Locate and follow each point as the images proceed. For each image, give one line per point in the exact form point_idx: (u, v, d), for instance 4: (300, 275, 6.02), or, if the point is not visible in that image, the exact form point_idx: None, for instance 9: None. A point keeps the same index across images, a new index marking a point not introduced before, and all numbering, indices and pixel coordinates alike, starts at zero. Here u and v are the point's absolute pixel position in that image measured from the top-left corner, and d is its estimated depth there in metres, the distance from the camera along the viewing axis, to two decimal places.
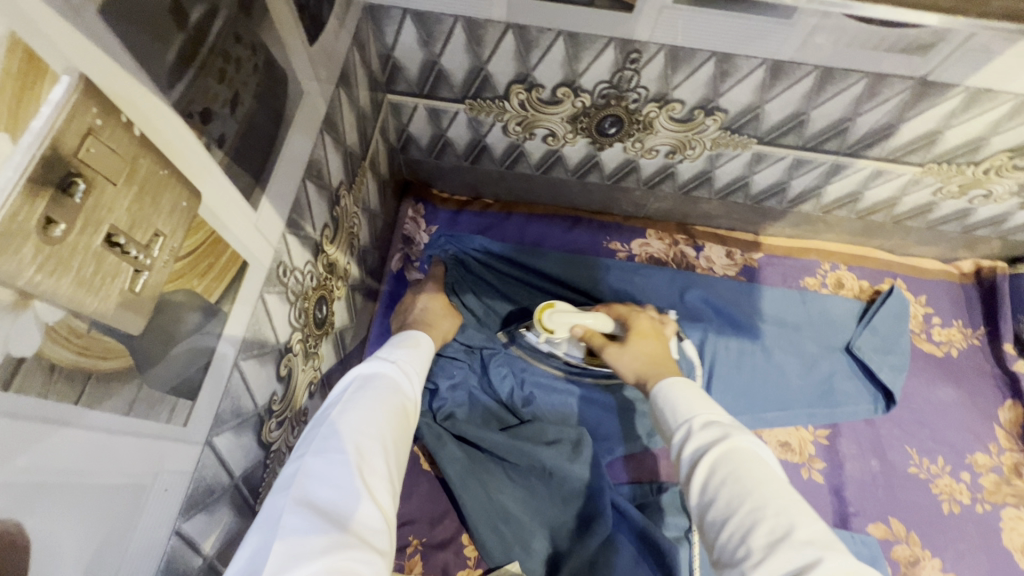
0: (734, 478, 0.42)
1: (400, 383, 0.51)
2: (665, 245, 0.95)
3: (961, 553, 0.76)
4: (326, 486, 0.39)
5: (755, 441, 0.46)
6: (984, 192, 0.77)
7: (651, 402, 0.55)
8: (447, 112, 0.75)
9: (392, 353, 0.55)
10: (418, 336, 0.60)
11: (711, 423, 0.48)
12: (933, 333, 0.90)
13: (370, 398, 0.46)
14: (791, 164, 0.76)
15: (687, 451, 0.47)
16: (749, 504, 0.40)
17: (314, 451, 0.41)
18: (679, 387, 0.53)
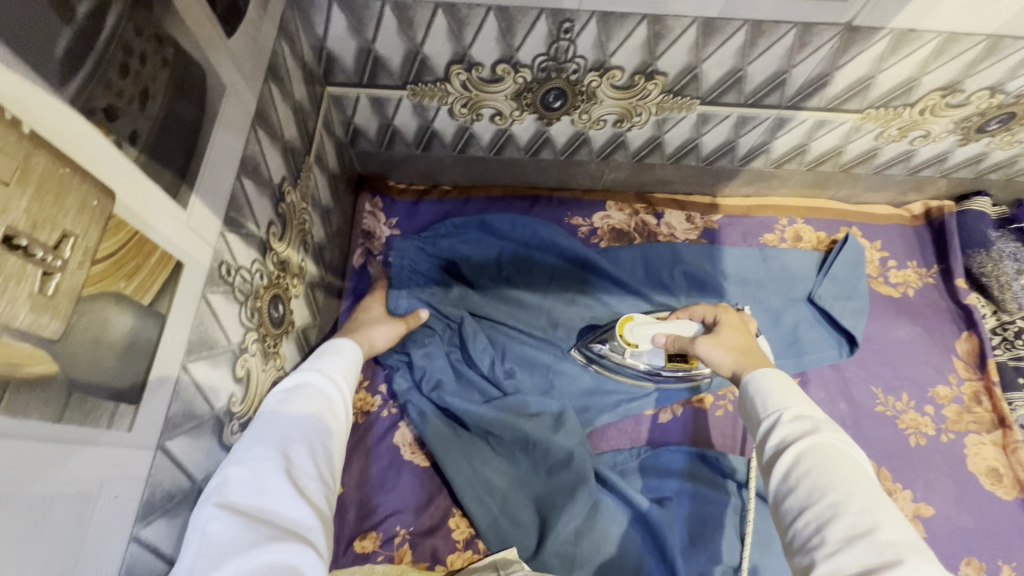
0: (820, 471, 0.43)
1: (326, 389, 0.52)
2: (626, 216, 0.96)
3: (931, 482, 0.79)
4: (251, 494, 0.41)
5: (850, 442, 0.46)
6: (923, 133, 0.79)
7: (739, 390, 0.55)
8: (391, 100, 0.74)
9: (318, 361, 0.56)
10: (343, 341, 0.59)
11: (801, 417, 0.48)
12: (889, 276, 0.93)
13: (289, 409, 0.48)
14: (736, 122, 0.77)
15: (775, 436, 0.48)
16: (828, 498, 0.41)
17: (237, 463, 0.43)
18: (774, 376, 0.53)
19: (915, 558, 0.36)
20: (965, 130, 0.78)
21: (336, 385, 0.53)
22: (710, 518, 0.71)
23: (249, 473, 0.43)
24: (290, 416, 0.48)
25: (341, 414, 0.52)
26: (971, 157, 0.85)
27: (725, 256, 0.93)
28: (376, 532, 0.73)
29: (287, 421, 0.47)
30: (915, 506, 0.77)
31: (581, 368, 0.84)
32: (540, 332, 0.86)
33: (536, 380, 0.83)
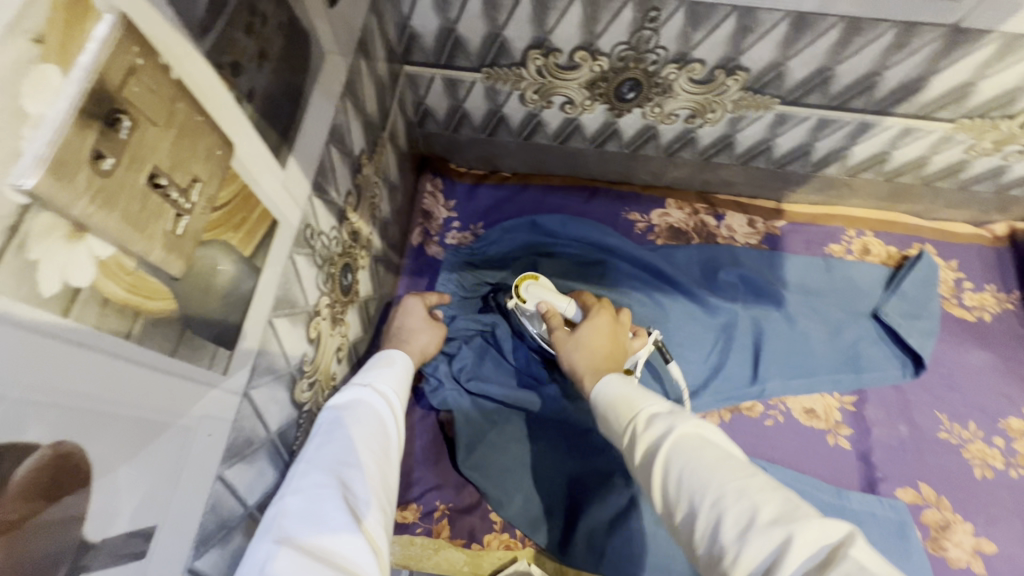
0: (684, 470, 0.41)
1: (379, 407, 0.52)
2: (685, 215, 0.94)
3: (995, 517, 0.75)
4: (311, 524, 0.41)
5: (697, 421, 0.44)
6: (1019, 148, 0.74)
7: (593, 407, 0.53)
8: (464, 82, 0.75)
9: (367, 375, 0.56)
10: (394, 355, 0.60)
11: (651, 417, 0.46)
12: (964, 298, 0.88)
13: (343, 433, 0.48)
14: (815, 124, 0.74)
15: (637, 449, 0.45)
16: (704, 496, 0.39)
17: (297, 488, 0.43)
18: (614, 384, 0.51)
19: (800, 530, 0.34)
20: None
21: (388, 405, 0.53)
22: None
23: (308, 501, 0.42)
24: (348, 439, 0.47)
25: (393, 433, 0.51)
26: None
27: (786, 264, 0.91)
28: (416, 505, 0.75)
29: (345, 445, 0.46)
30: (975, 541, 0.73)
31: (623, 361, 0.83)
32: None
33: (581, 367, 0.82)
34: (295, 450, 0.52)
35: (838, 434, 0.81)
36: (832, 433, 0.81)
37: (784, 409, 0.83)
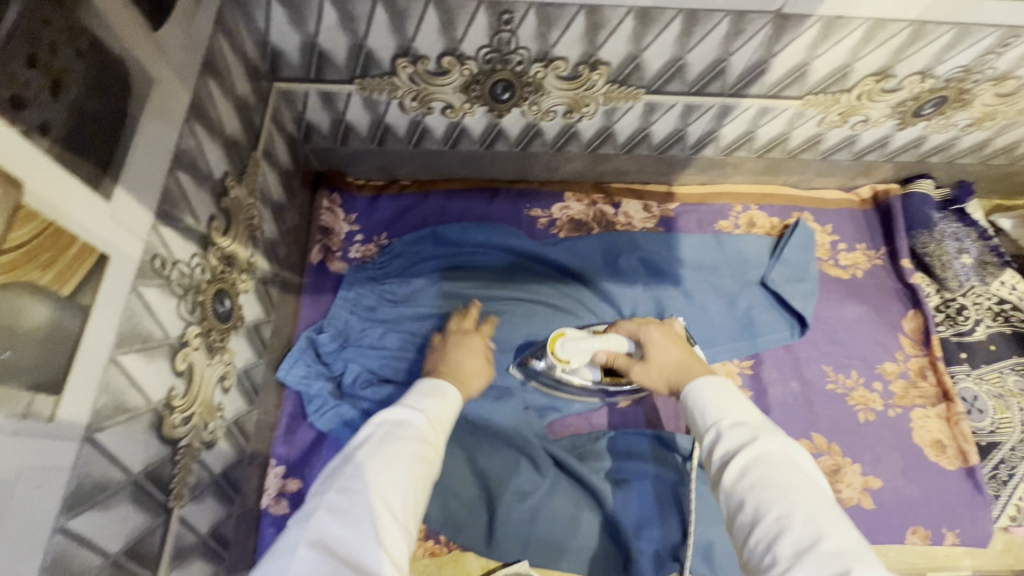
0: (761, 482, 0.46)
1: (427, 433, 0.55)
2: (584, 207, 0.97)
3: (879, 455, 0.82)
4: (339, 532, 0.44)
5: (784, 442, 0.49)
6: (863, 118, 0.82)
7: (682, 403, 0.59)
8: (340, 95, 0.75)
9: (422, 403, 0.59)
10: (444, 385, 0.63)
11: (740, 424, 0.51)
12: (839, 258, 0.96)
13: (388, 448, 0.51)
14: (682, 111, 0.79)
15: (719, 450, 0.51)
16: (771, 506, 0.44)
17: (333, 498, 0.46)
18: (709, 385, 0.57)
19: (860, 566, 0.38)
20: (903, 114, 0.81)
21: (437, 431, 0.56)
22: (660, 498, 0.76)
23: (342, 511, 0.45)
24: (393, 456, 0.50)
25: (433, 455, 0.54)
26: (912, 140, 0.88)
27: (681, 244, 0.95)
28: None
29: (383, 463, 0.49)
30: (863, 479, 0.80)
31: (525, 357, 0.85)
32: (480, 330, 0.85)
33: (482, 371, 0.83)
34: (174, 489, 0.50)
35: None
36: None
37: None
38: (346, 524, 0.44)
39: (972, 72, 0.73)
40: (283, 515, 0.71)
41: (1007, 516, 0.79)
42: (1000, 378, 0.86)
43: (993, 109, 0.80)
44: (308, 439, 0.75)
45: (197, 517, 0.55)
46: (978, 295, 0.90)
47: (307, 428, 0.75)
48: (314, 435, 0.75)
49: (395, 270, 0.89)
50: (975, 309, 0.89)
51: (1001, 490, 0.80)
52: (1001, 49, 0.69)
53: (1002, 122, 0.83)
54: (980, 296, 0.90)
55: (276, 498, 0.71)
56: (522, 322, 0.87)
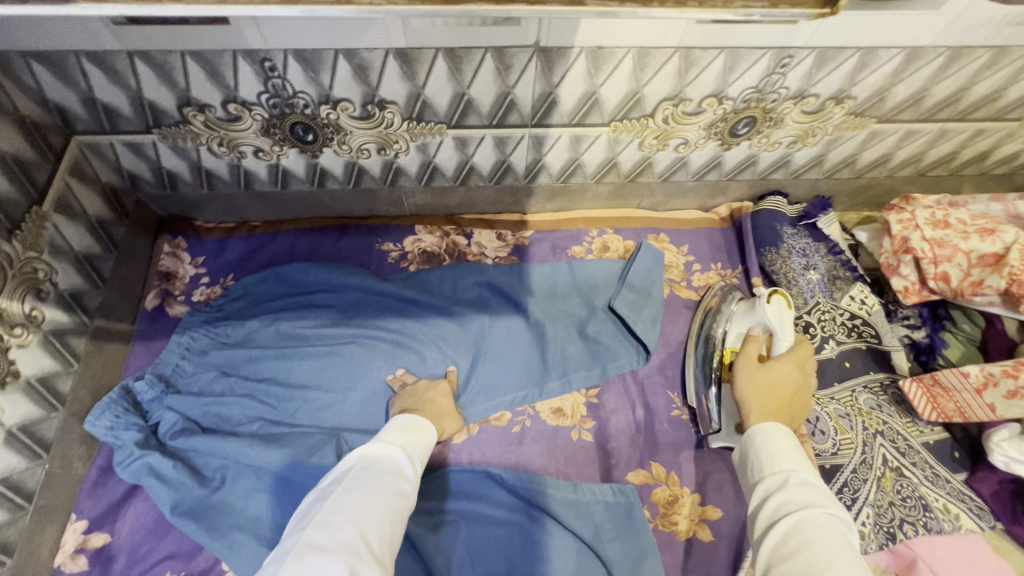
0: (812, 543, 0.47)
1: (401, 470, 0.64)
2: (436, 239, 0.97)
3: (720, 483, 0.79)
4: (320, 556, 0.52)
5: (844, 520, 0.50)
6: (682, 140, 0.82)
7: (743, 440, 0.60)
8: (146, 144, 0.76)
9: (399, 438, 0.69)
10: (421, 421, 0.73)
11: (806, 484, 0.53)
12: (692, 280, 0.94)
13: (369, 484, 0.60)
14: (494, 143, 0.79)
15: (777, 499, 0.52)
16: (823, 568, 0.45)
17: (315, 527, 0.55)
18: (778, 434, 0.58)
19: None
20: (720, 135, 0.81)
21: (411, 468, 0.66)
22: (488, 539, 0.74)
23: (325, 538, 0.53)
24: (373, 492, 0.60)
25: (406, 492, 0.63)
26: (743, 159, 0.87)
27: (531, 272, 0.94)
28: None
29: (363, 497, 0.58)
30: (701, 509, 0.78)
31: (361, 396, 0.84)
32: (317, 369, 0.84)
33: (314, 412, 0.82)
34: None
35: (582, 428, 0.83)
36: (576, 429, 0.84)
37: (533, 412, 0.85)
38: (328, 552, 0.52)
39: (765, 92, 0.73)
40: (78, 572, 0.69)
41: None
42: (852, 399, 0.84)
43: (808, 125, 0.80)
44: (117, 492, 0.74)
45: None
46: (823, 312, 0.88)
47: (117, 479, 0.74)
48: (124, 488, 0.74)
49: (236, 311, 0.88)
50: (822, 326, 0.88)
51: (845, 516, 0.76)
52: (781, 70, 0.69)
53: (825, 137, 0.83)
54: (826, 313, 0.88)
55: (72, 555, 0.69)
56: (363, 356, 0.85)
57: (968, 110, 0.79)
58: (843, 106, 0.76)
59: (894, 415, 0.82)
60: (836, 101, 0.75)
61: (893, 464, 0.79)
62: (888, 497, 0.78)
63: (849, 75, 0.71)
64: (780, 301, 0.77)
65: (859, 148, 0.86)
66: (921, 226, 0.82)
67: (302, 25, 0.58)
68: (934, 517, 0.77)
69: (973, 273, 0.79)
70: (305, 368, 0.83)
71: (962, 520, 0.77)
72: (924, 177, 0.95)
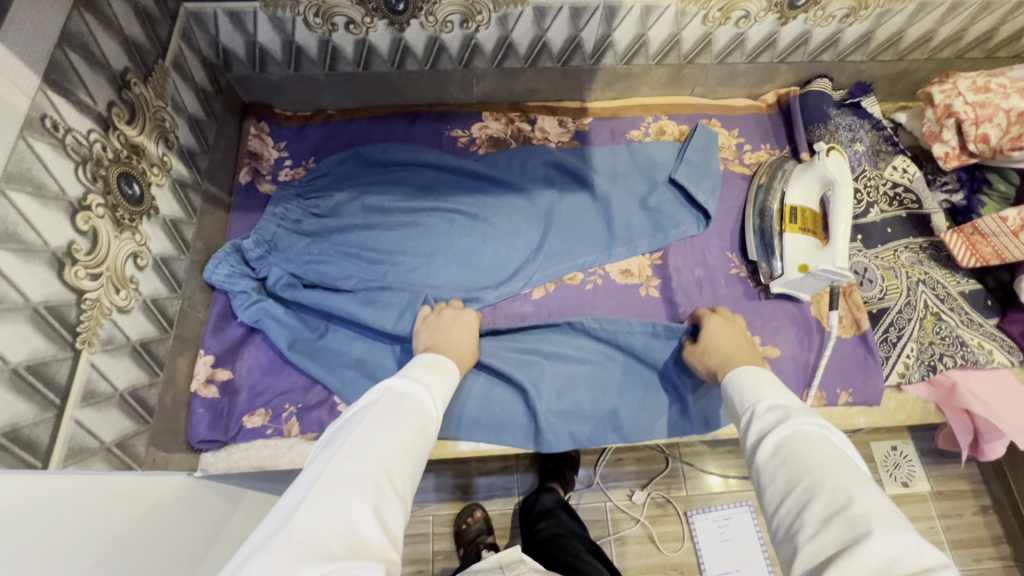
0: (790, 456, 0.50)
1: (427, 408, 0.57)
2: (502, 125, 1.03)
3: (777, 327, 0.87)
4: (340, 493, 0.44)
5: (819, 424, 0.53)
6: (743, 13, 0.87)
7: (723, 391, 0.65)
8: (247, 14, 0.81)
9: (424, 376, 0.61)
10: (444, 361, 0.66)
11: (774, 407, 0.57)
12: (744, 158, 1.01)
13: (394, 419, 0.53)
14: (570, 15, 0.85)
15: (754, 429, 0.56)
16: (800, 479, 0.48)
17: (332, 462, 0.47)
18: (751, 374, 0.63)
19: (883, 529, 0.41)
20: (779, 7, 0.86)
21: (436, 409, 0.58)
22: (575, 376, 0.83)
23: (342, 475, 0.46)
24: (399, 431, 0.52)
25: (430, 432, 0.56)
26: (797, 37, 0.93)
27: (593, 153, 1.00)
28: (266, 409, 0.79)
29: (388, 436, 0.51)
30: (763, 348, 0.85)
31: (444, 259, 0.90)
32: (405, 236, 0.90)
33: (402, 273, 0.88)
34: (83, 334, 0.56)
35: (649, 285, 0.91)
36: (644, 286, 0.91)
37: (604, 272, 0.92)
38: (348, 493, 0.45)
39: None
40: (212, 398, 0.77)
41: (897, 374, 0.85)
42: (894, 256, 0.92)
43: None
44: (237, 334, 0.81)
45: (114, 371, 0.61)
46: (870, 179, 0.95)
47: (235, 325, 0.82)
48: (243, 331, 0.82)
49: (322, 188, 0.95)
50: (868, 193, 0.95)
51: (891, 352, 0.85)
52: None
53: (876, 10, 0.88)
54: (872, 180, 0.95)
55: (205, 383, 0.77)
56: (445, 224, 0.92)
57: None
58: None
59: (934, 267, 0.90)
60: None
61: (934, 309, 0.87)
62: (929, 336, 0.86)
63: None
64: (840, 157, 0.82)
65: (906, 24, 0.92)
66: (963, 93, 0.88)
67: None
68: (971, 351, 0.85)
69: (1012, 130, 0.85)
70: (391, 234, 0.90)
71: (995, 354, 0.85)
72: (960, 61, 1.01)
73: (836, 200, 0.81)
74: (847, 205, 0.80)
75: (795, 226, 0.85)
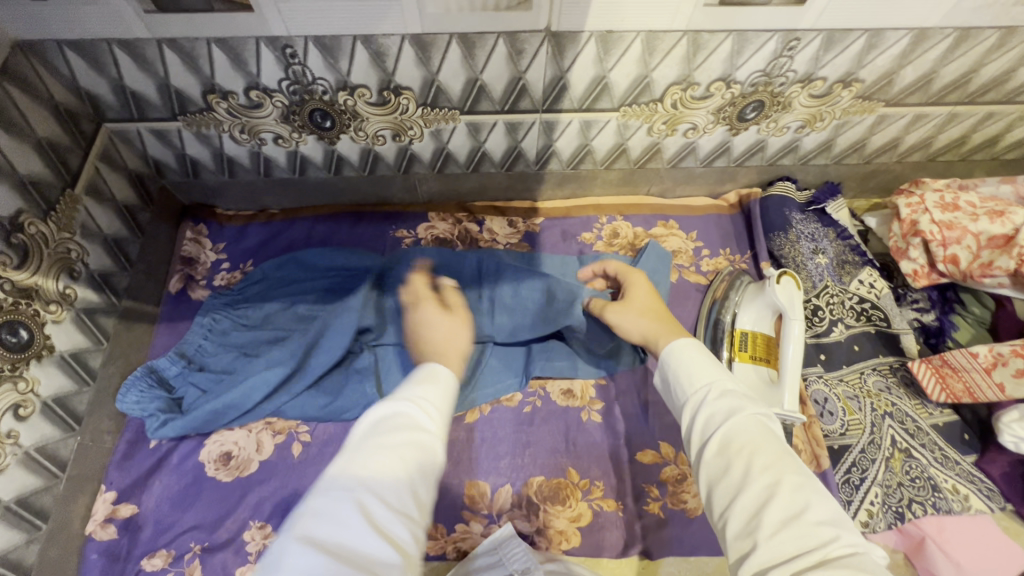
0: (745, 454, 0.46)
1: (430, 419, 0.47)
2: (448, 225, 0.99)
3: None
4: (330, 525, 0.37)
5: (763, 414, 0.50)
6: (690, 125, 0.83)
7: (658, 367, 0.58)
8: (171, 132, 0.79)
9: (419, 388, 0.50)
10: (437, 370, 0.52)
11: (724, 393, 0.51)
12: (701, 265, 0.95)
13: (406, 429, 0.45)
14: (506, 129, 0.81)
15: (704, 416, 0.50)
16: (760, 477, 0.44)
17: (322, 492, 0.40)
18: (691, 351, 0.56)
19: (846, 535, 0.40)
20: (728, 120, 0.82)
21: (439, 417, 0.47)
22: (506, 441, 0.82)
23: (330, 506, 0.38)
24: (406, 440, 0.44)
25: (443, 445, 0.46)
26: (752, 144, 0.88)
27: (542, 259, 0.94)
28: (169, 550, 0.72)
29: (395, 443, 0.43)
30: None
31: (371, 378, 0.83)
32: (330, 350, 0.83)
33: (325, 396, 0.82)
34: None
35: (591, 409, 0.85)
36: (586, 410, 0.85)
37: (543, 393, 0.87)
38: (338, 518, 0.38)
39: (773, 76, 0.74)
40: (109, 540, 0.72)
41: (860, 522, 0.75)
42: (860, 380, 0.84)
43: (816, 109, 0.80)
44: (145, 465, 0.77)
45: None
46: (832, 295, 0.89)
47: (144, 454, 0.77)
48: (153, 459, 0.77)
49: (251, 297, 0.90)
50: (831, 310, 0.88)
51: (854, 495, 0.77)
52: (789, 52, 0.70)
53: (833, 122, 0.83)
54: (835, 296, 0.89)
55: (102, 524, 0.72)
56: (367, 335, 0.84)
57: (976, 93, 0.79)
58: (851, 89, 0.77)
59: (904, 397, 0.83)
60: (844, 84, 0.76)
61: (902, 445, 0.79)
62: (897, 477, 0.78)
63: (856, 58, 0.72)
64: (791, 283, 0.77)
65: (868, 132, 0.86)
66: (930, 209, 0.83)
67: (321, 7, 0.61)
68: (944, 497, 0.77)
69: (983, 254, 0.79)
70: (310, 355, 0.82)
71: (971, 501, 0.77)
72: (934, 163, 0.95)
73: (786, 332, 0.75)
74: (800, 339, 0.74)
75: (745, 353, 0.79)
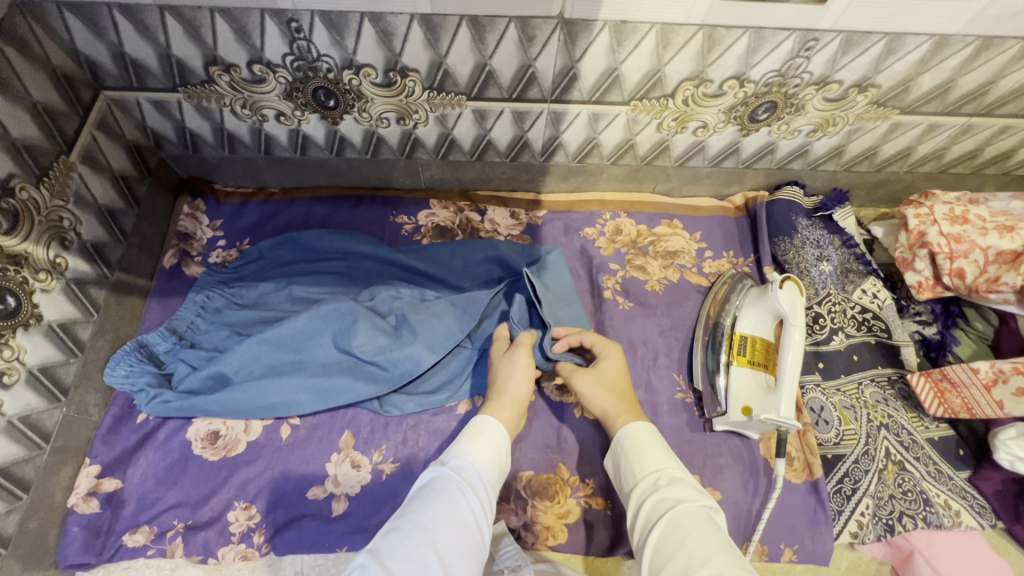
0: (685, 534, 0.51)
1: (458, 487, 0.56)
2: (449, 214, 0.97)
3: (720, 467, 0.78)
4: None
5: (706, 504, 0.55)
6: (700, 123, 0.81)
7: (613, 451, 0.66)
8: (171, 103, 0.77)
9: (458, 447, 0.62)
10: (481, 421, 0.65)
11: (673, 480, 0.58)
12: (704, 266, 0.94)
13: (432, 507, 0.53)
14: (513, 117, 0.80)
15: (653, 499, 0.56)
16: (699, 559, 0.48)
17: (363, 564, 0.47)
18: (644, 432, 0.64)
19: None
20: (739, 119, 0.80)
21: (468, 482, 0.58)
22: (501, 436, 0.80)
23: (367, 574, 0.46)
24: (431, 517, 0.52)
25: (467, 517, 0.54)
26: (762, 146, 0.87)
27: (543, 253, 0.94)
28: (151, 526, 0.72)
29: (424, 521, 0.52)
30: None
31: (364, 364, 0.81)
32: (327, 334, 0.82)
33: None
34: None
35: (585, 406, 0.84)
36: (579, 406, 0.84)
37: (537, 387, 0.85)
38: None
39: (788, 76, 0.72)
40: (90, 514, 0.71)
41: (849, 532, 0.75)
42: (858, 391, 0.83)
43: (829, 113, 0.79)
44: (130, 441, 0.76)
45: None
46: (834, 303, 0.88)
47: (130, 429, 0.77)
48: (139, 435, 0.77)
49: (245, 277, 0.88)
50: (832, 318, 0.87)
51: (844, 505, 0.76)
52: (806, 53, 0.69)
53: (846, 127, 0.82)
54: (837, 305, 0.88)
55: (85, 497, 0.72)
56: (365, 332, 0.80)
57: (994, 104, 0.78)
58: (866, 94, 0.75)
59: (900, 409, 0.82)
60: (859, 89, 0.74)
61: (897, 457, 0.78)
62: (889, 489, 0.77)
63: (874, 62, 0.70)
64: (793, 288, 0.76)
65: (881, 139, 0.85)
66: (938, 221, 0.82)
67: None
68: (935, 512, 0.76)
69: (989, 270, 0.78)
70: (302, 338, 0.80)
71: (962, 516, 0.76)
72: (944, 175, 0.94)
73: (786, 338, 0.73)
74: (797, 347, 0.73)
75: (744, 358, 0.78)
